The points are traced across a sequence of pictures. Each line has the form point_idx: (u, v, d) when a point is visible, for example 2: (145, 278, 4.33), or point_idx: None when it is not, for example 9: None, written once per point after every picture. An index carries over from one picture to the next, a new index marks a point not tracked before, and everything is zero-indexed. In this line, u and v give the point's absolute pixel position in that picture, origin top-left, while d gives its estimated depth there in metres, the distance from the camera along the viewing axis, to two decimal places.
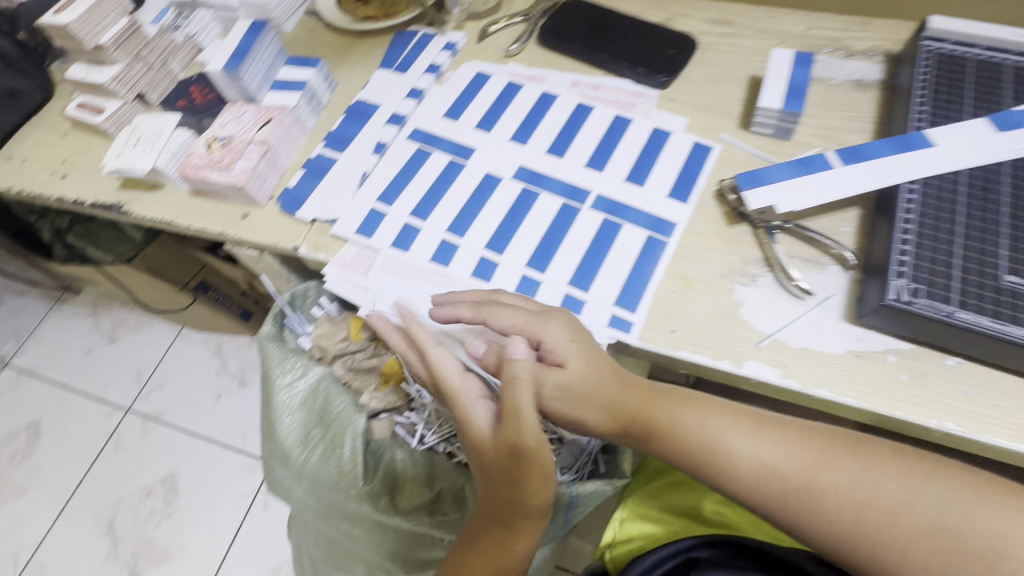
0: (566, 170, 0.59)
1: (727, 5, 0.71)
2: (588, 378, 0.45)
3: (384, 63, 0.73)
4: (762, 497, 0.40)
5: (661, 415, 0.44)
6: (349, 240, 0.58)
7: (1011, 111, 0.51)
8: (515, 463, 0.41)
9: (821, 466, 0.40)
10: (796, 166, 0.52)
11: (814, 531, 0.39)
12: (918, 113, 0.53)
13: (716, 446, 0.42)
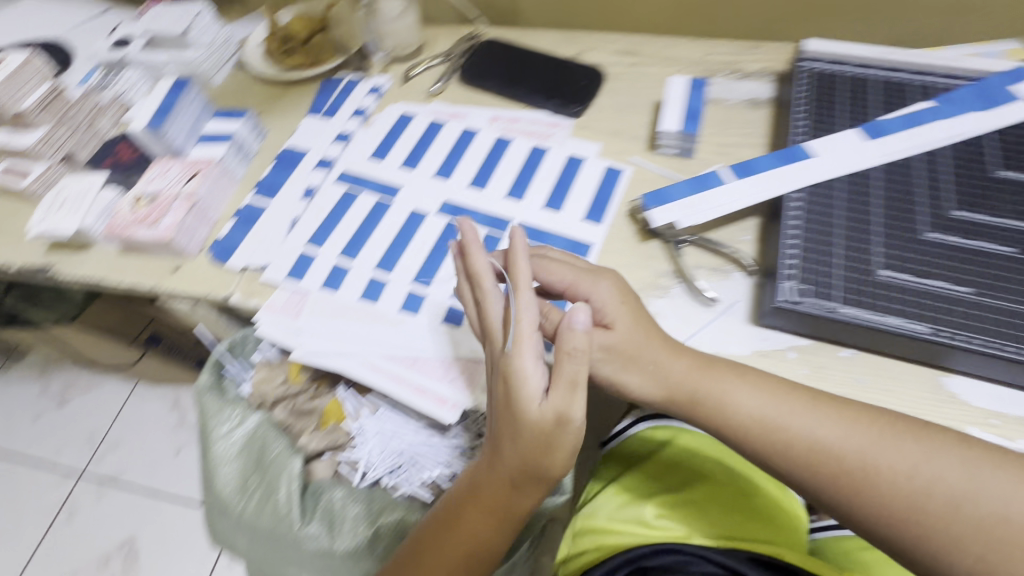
0: (489, 202, 0.62)
1: (632, 37, 0.77)
2: (647, 358, 0.46)
3: (311, 109, 0.75)
4: (808, 468, 0.42)
5: (719, 389, 0.45)
6: (280, 285, 0.59)
7: (878, 120, 0.57)
8: (556, 431, 0.42)
9: (880, 449, 0.40)
10: (693, 184, 0.56)
11: (866, 512, 0.40)
12: (797, 130, 0.59)
13: (779, 425, 0.43)
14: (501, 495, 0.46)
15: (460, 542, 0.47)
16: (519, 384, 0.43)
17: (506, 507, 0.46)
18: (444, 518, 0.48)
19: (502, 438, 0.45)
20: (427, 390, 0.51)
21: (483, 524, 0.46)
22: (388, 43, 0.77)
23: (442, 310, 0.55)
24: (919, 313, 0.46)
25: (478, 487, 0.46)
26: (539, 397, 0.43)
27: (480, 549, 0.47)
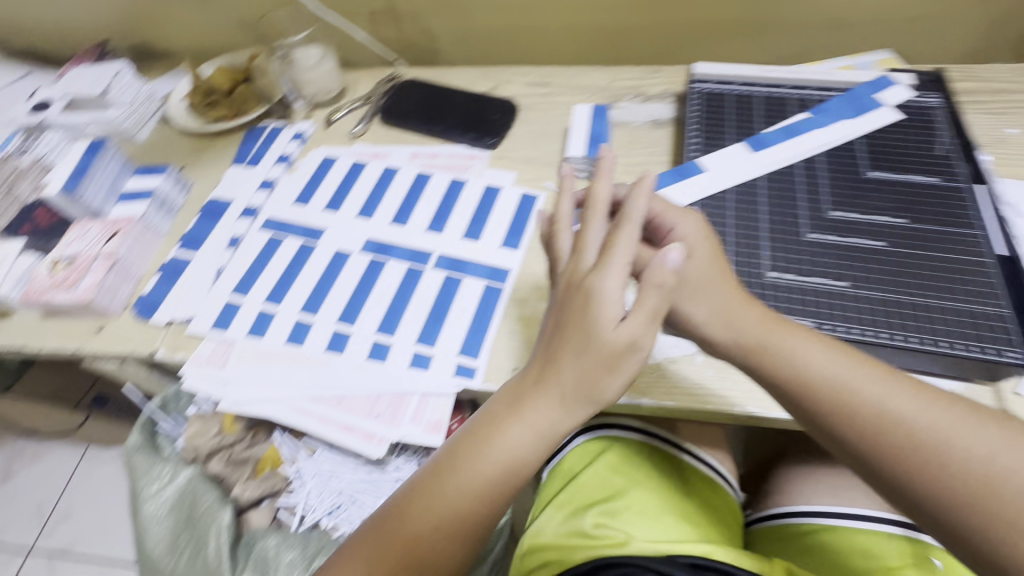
0: (410, 237, 0.64)
1: (543, 69, 0.81)
2: (728, 299, 0.46)
3: (236, 159, 0.77)
4: (867, 429, 0.40)
5: (794, 350, 0.44)
6: (206, 337, 0.59)
7: (761, 134, 0.62)
8: (623, 351, 0.41)
9: (956, 428, 0.39)
10: (596, 207, 0.62)
11: (930, 494, 0.38)
12: (691, 148, 0.63)
13: (847, 387, 0.41)
14: (545, 418, 0.43)
15: (490, 463, 0.43)
16: (597, 302, 0.42)
17: (546, 428, 0.43)
18: (479, 433, 0.44)
19: (561, 355, 0.43)
20: (355, 427, 0.53)
21: (519, 451, 0.43)
22: (309, 91, 0.79)
23: (366, 346, 0.56)
24: (804, 308, 0.50)
25: (523, 402, 0.44)
26: (617, 321, 0.41)
27: (506, 480, 0.43)
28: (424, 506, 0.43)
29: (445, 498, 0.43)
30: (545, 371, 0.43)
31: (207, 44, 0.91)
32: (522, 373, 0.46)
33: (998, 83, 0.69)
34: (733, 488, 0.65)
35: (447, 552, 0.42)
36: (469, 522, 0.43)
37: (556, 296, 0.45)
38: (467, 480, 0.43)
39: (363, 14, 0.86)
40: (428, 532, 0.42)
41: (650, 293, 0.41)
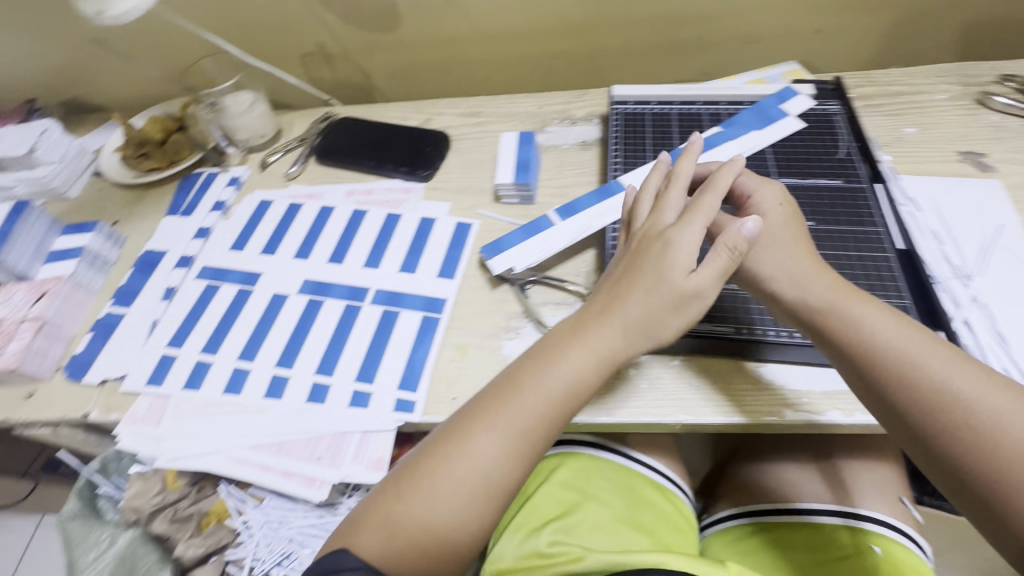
0: (347, 274, 0.65)
1: (474, 100, 0.83)
2: (798, 263, 0.48)
3: (171, 209, 0.76)
4: (921, 402, 0.41)
5: (864, 318, 0.44)
6: (141, 394, 0.58)
7: (677, 150, 0.65)
8: (683, 297, 0.45)
9: (1018, 416, 0.39)
10: (525, 232, 0.62)
11: (981, 469, 0.38)
12: (614, 167, 0.66)
13: (909, 359, 0.42)
14: (611, 346, 0.46)
15: (551, 385, 0.45)
16: (672, 249, 0.46)
17: (607, 352, 0.46)
18: (538, 358, 0.47)
19: (630, 291, 0.47)
20: (296, 473, 0.52)
21: (580, 375, 0.46)
22: (242, 136, 0.79)
23: (305, 388, 0.56)
24: (723, 317, 0.53)
25: (585, 328, 0.47)
26: (688, 270, 0.45)
27: (565, 405, 0.45)
28: (483, 427, 0.44)
29: (501, 419, 0.44)
30: (611, 303, 0.47)
31: (139, 96, 0.91)
32: (586, 307, 0.49)
33: (892, 86, 0.75)
34: (687, 495, 0.66)
35: (503, 473, 0.44)
36: (525, 445, 0.44)
37: (630, 246, 0.50)
38: (528, 402, 0.45)
39: (295, 57, 0.88)
40: (488, 452, 0.43)
41: (720, 252, 0.45)
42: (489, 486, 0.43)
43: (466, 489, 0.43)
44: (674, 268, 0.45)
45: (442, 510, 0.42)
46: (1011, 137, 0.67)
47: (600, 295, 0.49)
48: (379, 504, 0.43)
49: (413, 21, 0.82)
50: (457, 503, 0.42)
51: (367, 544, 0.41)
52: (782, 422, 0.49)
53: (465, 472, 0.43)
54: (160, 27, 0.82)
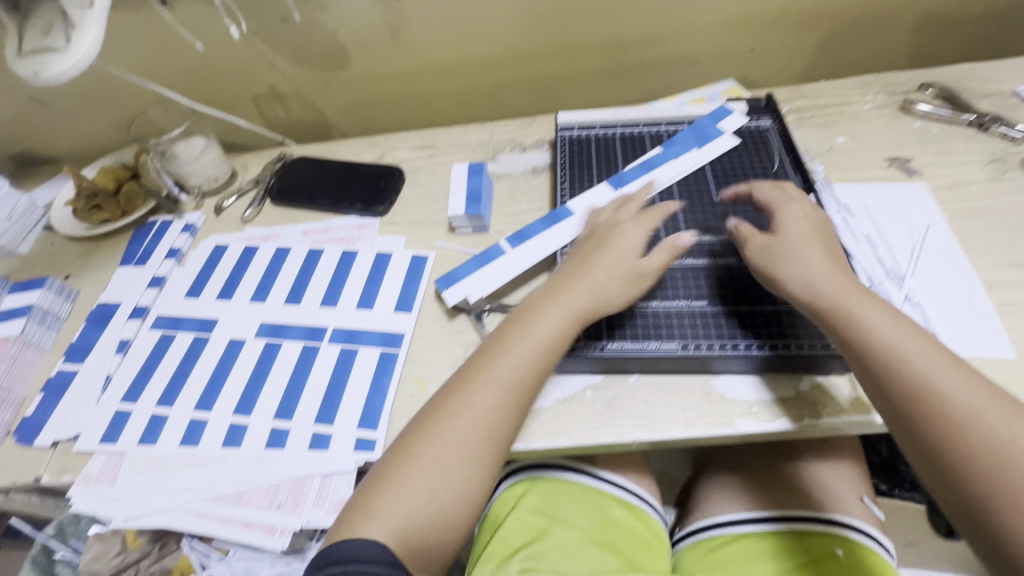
0: (304, 315, 0.65)
1: (427, 132, 0.85)
2: (814, 267, 0.49)
3: (124, 260, 0.76)
4: (902, 397, 0.42)
5: (866, 318, 0.45)
6: (95, 453, 0.57)
7: (621, 172, 0.68)
8: (634, 271, 0.52)
9: (1000, 422, 0.39)
10: (478, 261, 0.63)
11: (947, 467, 0.39)
12: (562, 191, 0.67)
13: (905, 359, 0.43)
14: (586, 302, 0.51)
15: (536, 340, 0.50)
16: (624, 238, 0.55)
17: (581, 306, 0.51)
18: (521, 318, 0.51)
19: (594, 260, 0.54)
20: (256, 522, 0.51)
21: (558, 325, 0.50)
22: (194, 181, 0.79)
23: (264, 434, 0.56)
24: (669, 333, 0.54)
25: (558, 290, 0.52)
26: (635, 256, 0.53)
27: (550, 356, 0.50)
28: (478, 386, 0.48)
29: (495, 374, 0.48)
30: (578, 271, 0.53)
31: (91, 146, 0.90)
32: (557, 276, 0.55)
33: (822, 99, 0.79)
34: (656, 511, 0.66)
35: (501, 425, 0.47)
36: (518, 397, 0.48)
37: (590, 236, 0.58)
38: (517, 356, 0.49)
39: (248, 99, 0.89)
40: (485, 408, 0.47)
41: (661, 248, 0.53)
42: (490, 437, 0.47)
43: (470, 444, 0.46)
44: (622, 246, 0.54)
45: (450, 468, 0.45)
46: (932, 141, 0.71)
47: (569, 266, 0.55)
48: (387, 475, 0.45)
49: (363, 60, 0.84)
50: (463, 457, 0.45)
51: (379, 516, 0.43)
52: (733, 433, 0.50)
53: (467, 429, 0.46)
54: (108, 79, 0.82)
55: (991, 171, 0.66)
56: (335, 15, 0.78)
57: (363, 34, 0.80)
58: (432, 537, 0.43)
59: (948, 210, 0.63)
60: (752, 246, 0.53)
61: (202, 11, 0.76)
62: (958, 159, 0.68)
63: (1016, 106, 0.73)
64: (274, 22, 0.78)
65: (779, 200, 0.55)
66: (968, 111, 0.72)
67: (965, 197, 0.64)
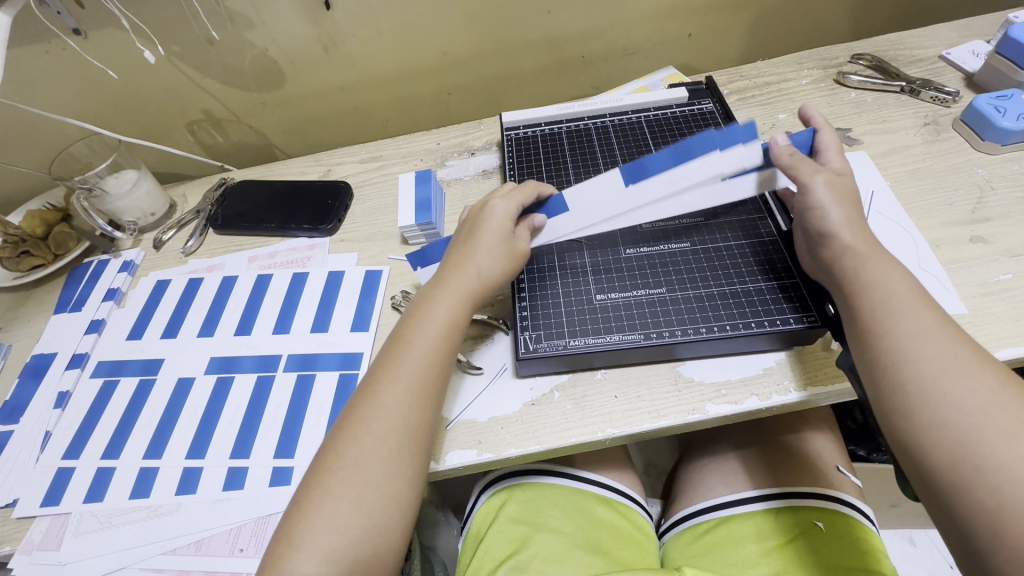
0: (257, 344, 0.62)
1: (372, 145, 0.83)
2: (848, 218, 0.46)
3: (58, 306, 0.71)
4: (880, 363, 0.40)
5: (880, 273, 0.43)
6: (36, 517, 0.53)
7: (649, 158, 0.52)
8: (510, 248, 0.53)
9: (982, 395, 0.37)
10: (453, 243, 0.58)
11: (917, 431, 0.38)
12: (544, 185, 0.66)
13: (906, 320, 0.41)
14: (471, 283, 0.50)
15: (429, 330, 0.48)
16: (495, 221, 0.53)
17: (470, 288, 0.50)
18: (414, 314, 0.50)
19: (470, 246, 0.52)
20: (219, 571, 0.48)
21: (449, 311, 0.49)
22: (129, 217, 0.75)
23: (220, 476, 0.52)
24: (629, 325, 0.53)
25: (444, 279, 0.51)
26: (507, 237, 0.53)
27: (449, 341, 0.49)
28: (384, 387, 0.46)
29: (402, 367, 0.47)
30: (461, 259, 0.52)
31: (15, 190, 0.85)
32: (439, 267, 0.53)
33: (761, 78, 0.80)
34: (640, 504, 0.65)
35: (416, 418, 0.45)
36: (429, 384, 0.47)
37: (461, 228, 0.56)
38: (419, 347, 0.48)
39: (182, 125, 0.86)
40: (395, 404, 0.45)
41: (523, 231, 0.55)
42: (406, 431, 0.45)
43: (384, 447, 0.44)
44: (492, 232, 0.52)
45: (370, 477, 0.43)
46: (869, 110, 0.72)
47: (448, 257, 0.53)
48: (307, 498, 0.43)
49: (298, 76, 0.81)
50: (381, 461, 0.43)
51: (305, 545, 0.40)
52: (706, 418, 0.49)
53: (378, 433, 0.44)
54: (23, 117, 0.77)
55: (926, 134, 0.68)
56: (263, 33, 0.75)
57: (294, 50, 0.78)
58: (369, 554, 0.41)
59: (889, 174, 0.65)
60: (822, 177, 0.48)
61: (117, 37, 0.72)
62: (894, 125, 0.70)
63: (942, 70, 0.75)
64: (199, 45, 0.75)
65: (835, 151, 0.51)
66: (899, 78, 0.74)
67: (903, 161, 0.66)
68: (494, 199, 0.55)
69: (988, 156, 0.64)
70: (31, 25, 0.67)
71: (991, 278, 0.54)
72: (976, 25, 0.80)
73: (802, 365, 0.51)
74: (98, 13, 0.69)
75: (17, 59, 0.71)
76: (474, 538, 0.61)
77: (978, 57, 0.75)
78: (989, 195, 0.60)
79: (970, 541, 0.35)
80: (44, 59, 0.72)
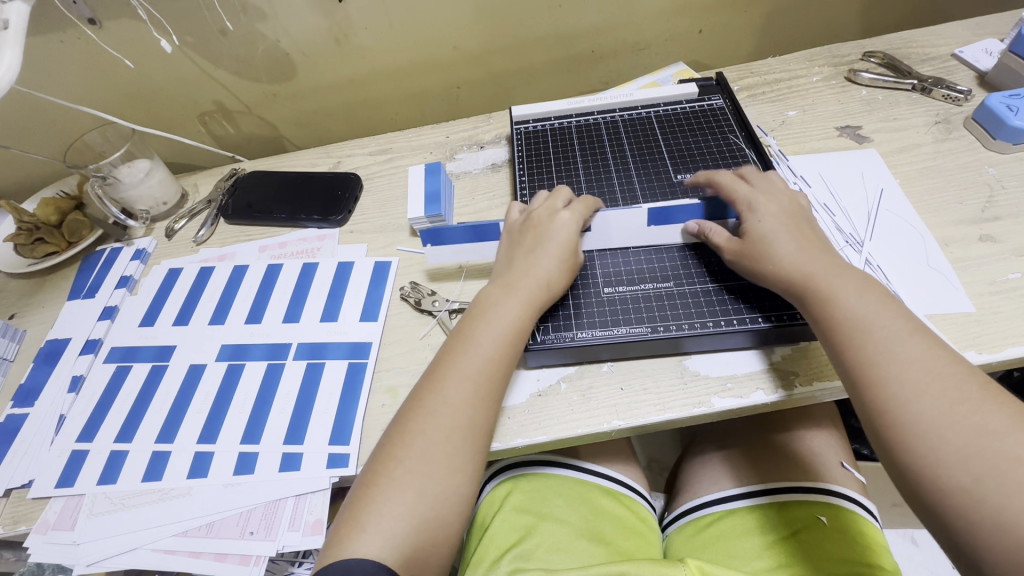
0: (267, 333, 0.62)
1: (382, 137, 0.83)
2: (786, 255, 0.47)
3: (73, 292, 0.72)
4: (855, 371, 0.41)
5: (835, 290, 0.44)
6: (51, 497, 0.54)
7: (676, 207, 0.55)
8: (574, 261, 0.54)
9: (947, 407, 0.37)
10: (472, 233, 0.59)
11: (902, 436, 0.38)
12: (546, 184, 0.66)
13: (863, 332, 0.42)
14: (539, 293, 0.51)
15: (493, 333, 0.49)
16: (562, 231, 0.54)
17: (539, 300, 0.51)
18: (477, 317, 0.50)
19: (538, 253, 0.53)
20: (229, 553, 0.49)
21: (515, 320, 0.50)
22: (141, 206, 0.76)
23: (231, 461, 0.53)
24: (638, 318, 0.53)
25: (513, 285, 0.51)
26: (574, 248, 0.54)
27: (514, 346, 0.49)
28: (449, 382, 0.47)
29: (467, 368, 0.47)
30: (530, 269, 0.52)
31: (31, 176, 0.86)
32: (504, 271, 0.54)
33: (772, 75, 0.80)
34: (643, 496, 0.66)
35: (477, 418, 0.46)
36: (491, 387, 0.47)
37: (523, 232, 0.56)
38: (484, 349, 0.48)
39: (194, 116, 0.87)
40: (460, 403, 0.46)
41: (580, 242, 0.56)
42: (466, 430, 0.45)
43: (447, 443, 0.44)
44: (559, 241, 0.53)
45: (433, 471, 0.43)
46: (879, 108, 0.72)
47: (512, 262, 0.54)
48: None
49: (309, 68, 0.82)
50: (438, 454, 0.44)
51: (370, 527, 0.41)
52: (711, 411, 0.50)
53: (444, 427, 0.45)
54: (38, 105, 0.78)
55: (937, 133, 0.68)
56: (275, 25, 0.75)
57: (306, 42, 0.78)
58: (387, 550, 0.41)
59: (899, 172, 0.65)
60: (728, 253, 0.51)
61: (132, 27, 0.72)
62: (905, 123, 0.70)
63: (954, 68, 0.75)
64: (211, 35, 0.75)
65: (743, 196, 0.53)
66: (910, 76, 0.74)
67: (913, 159, 0.66)
68: (560, 209, 0.56)
69: (999, 155, 0.64)
70: (48, 14, 0.68)
71: (1000, 276, 0.54)
72: (990, 23, 0.80)
73: (806, 361, 0.51)
74: (113, 4, 0.69)
75: (33, 45, 0.71)
76: (479, 527, 0.62)
77: (991, 56, 0.74)
78: (1000, 194, 0.60)
79: (967, 545, 0.35)
80: (59, 48, 0.72)
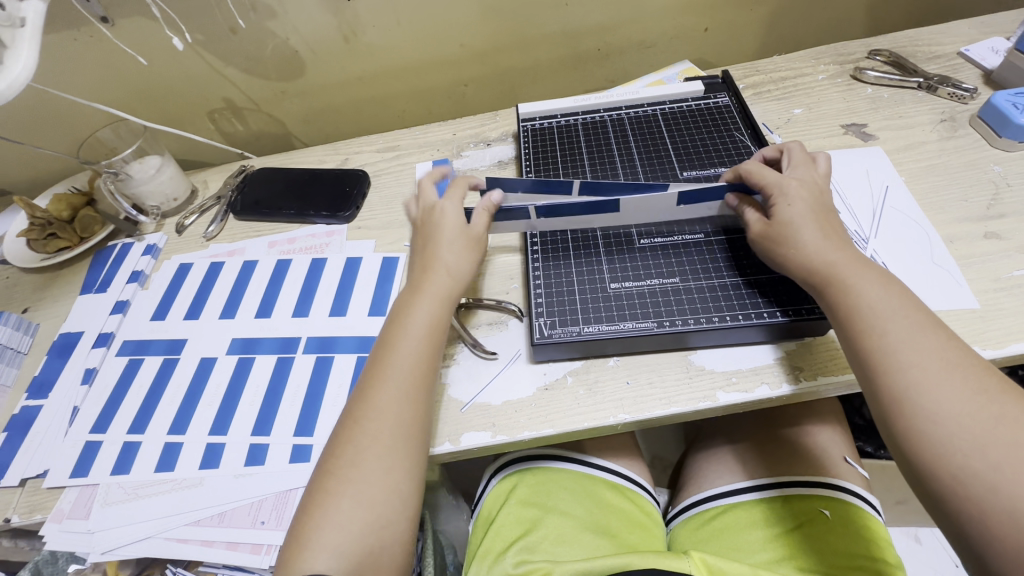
0: (277, 327, 0.63)
1: (390, 134, 0.84)
2: (812, 244, 0.47)
3: (85, 287, 0.73)
4: (871, 363, 0.42)
5: (857, 282, 0.44)
6: (66, 487, 0.55)
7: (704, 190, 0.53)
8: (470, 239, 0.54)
9: (964, 399, 0.38)
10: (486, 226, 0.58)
11: (913, 429, 0.38)
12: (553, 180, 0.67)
13: (883, 324, 0.42)
14: (445, 285, 0.52)
15: (413, 333, 0.50)
16: (449, 221, 0.54)
17: (444, 289, 0.52)
18: (395, 321, 0.51)
19: (433, 250, 0.54)
20: (241, 543, 0.50)
21: (426, 313, 0.50)
22: (152, 202, 0.77)
23: (242, 452, 0.54)
24: (643, 313, 0.54)
25: (418, 285, 0.52)
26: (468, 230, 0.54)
27: (434, 340, 0.50)
28: (376, 391, 0.47)
29: (391, 372, 0.48)
30: (429, 264, 0.53)
31: (44, 173, 0.87)
32: (411, 276, 0.55)
33: (778, 73, 0.80)
34: (647, 491, 0.67)
35: (409, 416, 0.46)
36: (417, 385, 0.48)
37: (417, 235, 0.56)
38: (405, 351, 0.49)
39: (204, 114, 0.88)
40: (387, 407, 0.46)
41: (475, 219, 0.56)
42: (402, 429, 0.46)
43: (381, 445, 0.45)
44: (451, 234, 0.54)
45: (371, 474, 0.44)
46: (885, 106, 0.72)
47: (415, 264, 0.55)
48: (340, 481, 0.44)
49: (318, 66, 0.83)
50: (381, 456, 0.45)
51: (314, 544, 0.42)
52: (716, 405, 0.50)
53: (376, 432, 0.45)
54: (52, 102, 0.79)
55: (942, 131, 0.68)
56: (285, 23, 0.76)
57: (315, 40, 0.79)
58: (376, 547, 0.42)
59: (905, 169, 0.65)
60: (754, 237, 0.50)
61: (145, 25, 0.73)
62: (910, 121, 0.70)
63: (960, 66, 0.75)
64: (222, 32, 0.76)
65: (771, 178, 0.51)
66: (916, 74, 0.74)
67: (919, 157, 0.66)
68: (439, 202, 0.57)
69: (1005, 153, 0.64)
70: (63, 12, 0.70)
71: (1004, 273, 0.54)
72: (996, 22, 0.80)
73: (812, 356, 0.51)
74: (126, 2, 0.70)
75: (48, 43, 0.73)
76: (485, 520, 0.62)
77: (997, 54, 0.75)
78: (1005, 191, 0.60)
79: (973, 536, 0.35)
80: (73, 45, 0.74)
